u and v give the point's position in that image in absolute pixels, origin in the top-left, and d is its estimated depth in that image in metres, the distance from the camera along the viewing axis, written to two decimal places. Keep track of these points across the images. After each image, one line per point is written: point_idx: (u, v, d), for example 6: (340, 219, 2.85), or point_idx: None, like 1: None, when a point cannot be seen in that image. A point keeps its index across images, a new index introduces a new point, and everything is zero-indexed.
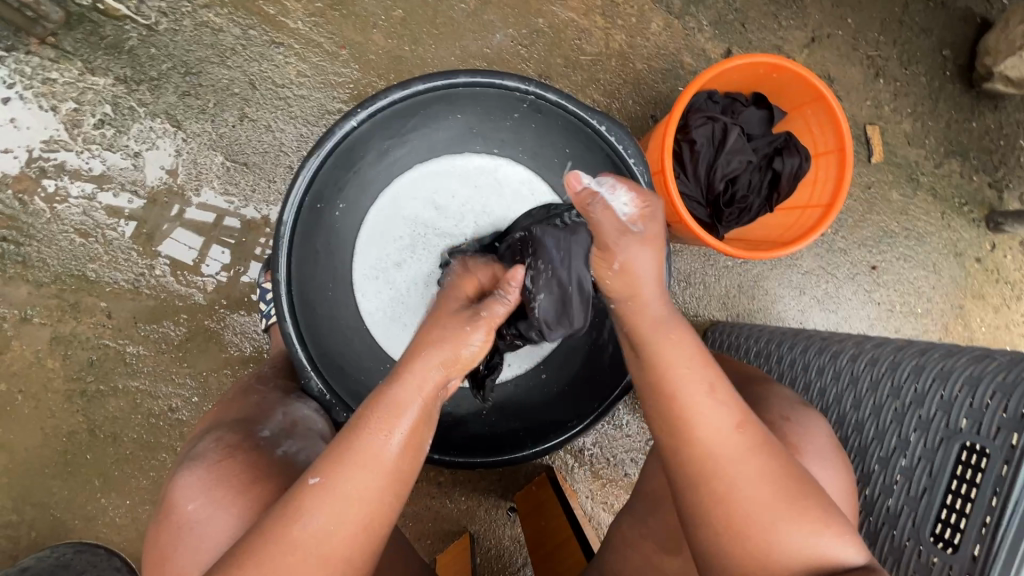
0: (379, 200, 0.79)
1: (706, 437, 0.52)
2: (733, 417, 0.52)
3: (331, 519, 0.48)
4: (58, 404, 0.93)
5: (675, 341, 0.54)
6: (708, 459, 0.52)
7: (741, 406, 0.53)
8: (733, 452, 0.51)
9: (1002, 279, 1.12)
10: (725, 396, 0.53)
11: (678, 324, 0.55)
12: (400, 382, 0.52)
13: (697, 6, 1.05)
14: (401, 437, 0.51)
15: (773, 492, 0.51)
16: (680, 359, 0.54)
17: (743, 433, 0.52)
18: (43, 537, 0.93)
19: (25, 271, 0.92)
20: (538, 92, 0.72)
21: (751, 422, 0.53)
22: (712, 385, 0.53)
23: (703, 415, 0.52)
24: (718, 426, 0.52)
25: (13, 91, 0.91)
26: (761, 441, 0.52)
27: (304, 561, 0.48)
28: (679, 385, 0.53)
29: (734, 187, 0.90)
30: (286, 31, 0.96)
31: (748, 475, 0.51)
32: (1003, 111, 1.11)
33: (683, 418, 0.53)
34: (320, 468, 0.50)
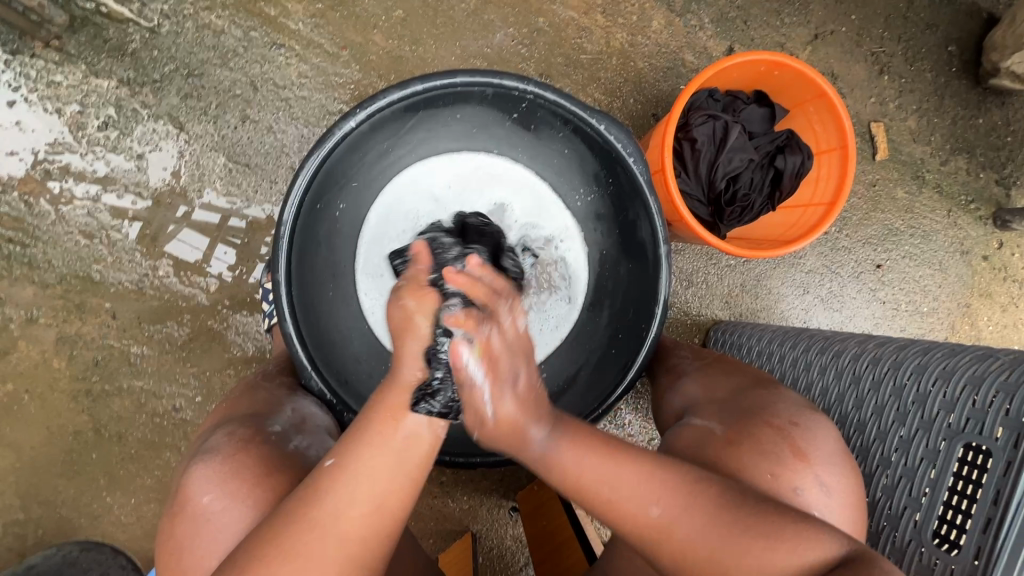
0: (382, 197, 0.81)
1: (638, 529, 0.52)
2: (643, 496, 0.52)
3: (348, 499, 0.49)
4: (64, 403, 0.94)
5: (563, 446, 0.55)
6: (653, 543, 0.51)
7: (644, 481, 0.53)
8: (668, 523, 0.51)
9: (1009, 277, 1.11)
10: (622, 480, 0.53)
11: (558, 432, 0.55)
12: (403, 362, 0.53)
13: (699, 4, 1.05)
14: (409, 426, 0.51)
15: (725, 529, 0.49)
16: (576, 464, 0.54)
17: (661, 504, 0.51)
18: (50, 535, 0.94)
19: (31, 272, 0.93)
20: (537, 91, 0.70)
21: (670, 489, 0.52)
22: (614, 473, 0.53)
23: (621, 506, 0.52)
24: (637, 510, 0.52)
25: (19, 94, 0.92)
26: (680, 502, 0.51)
27: (321, 540, 0.47)
28: (585, 483, 0.54)
29: (736, 186, 0.89)
30: (287, 32, 0.96)
31: (690, 534, 0.50)
32: (1010, 107, 1.10)
33: (617, 518, 0.53)
34: (335, 451, 0.51)
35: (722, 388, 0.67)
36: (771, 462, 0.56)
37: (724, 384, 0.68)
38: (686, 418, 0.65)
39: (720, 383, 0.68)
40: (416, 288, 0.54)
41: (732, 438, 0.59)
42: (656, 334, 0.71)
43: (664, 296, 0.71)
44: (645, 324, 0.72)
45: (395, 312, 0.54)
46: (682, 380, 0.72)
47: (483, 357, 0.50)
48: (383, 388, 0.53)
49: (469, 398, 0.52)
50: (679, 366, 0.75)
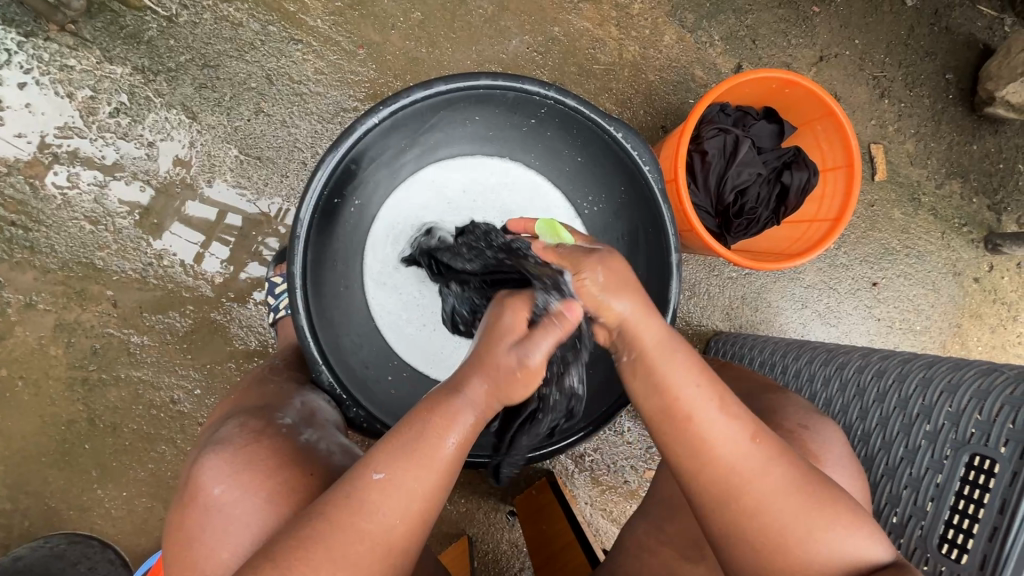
0: (393, 196, 0.81)
1: (723, 463, 0.51)
2: (748, 429, 0.52)
3: (397, 512, 0.49)
4: (59, 391, 0.92)
5: (679, 361, 0.53)
6: (730, 485, 0.51)
7: (751, 418, 0.53)
8: (757, 464, 0.51)
9: (999, 299, 1.14)
10: (735, 409, 0.52)
11: (678, 342, 0.54)
12: (465, 393, 0.50)
13: (710, 21, 1.07)
14: (459, 438, 0.50)
15: (804, 492, 0.51)
16: (686, 380, 0.52)
17: (757, 445, 0.52)
18: (37, 526, 0.91)
19: (32, 257, 0.92)
20: (557, 96, 0.72)
21: (762, 432, 0.53)
22: (721, 401, 0.52)
23: (717, 433, 0.51)
24: (733, 441, 0.51)
25: (30, 77, 0.91)
26: (776, 450, 0.52)
27: (370, 551, 0.48)
28: (690, 405, 0.52)
29: (743, 199, 0.91)
30: (305, 28, 0.97)
31: (773, 488, 0.51)
32: (1003, 135, 1.13)
33: (701, 441, 0.52)
34: (382, 464, 0.50)
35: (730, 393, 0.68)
36: None
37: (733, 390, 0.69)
38: None
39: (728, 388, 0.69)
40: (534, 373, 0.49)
41: None
42: None
43: (674, 304, 0.71)
44: None
45: (509, 360, 0.49)
46: None
47: (556, 230, 0.59)
48: (435, 400, 0.51)
49: (581, 254, 0.54)
50: None
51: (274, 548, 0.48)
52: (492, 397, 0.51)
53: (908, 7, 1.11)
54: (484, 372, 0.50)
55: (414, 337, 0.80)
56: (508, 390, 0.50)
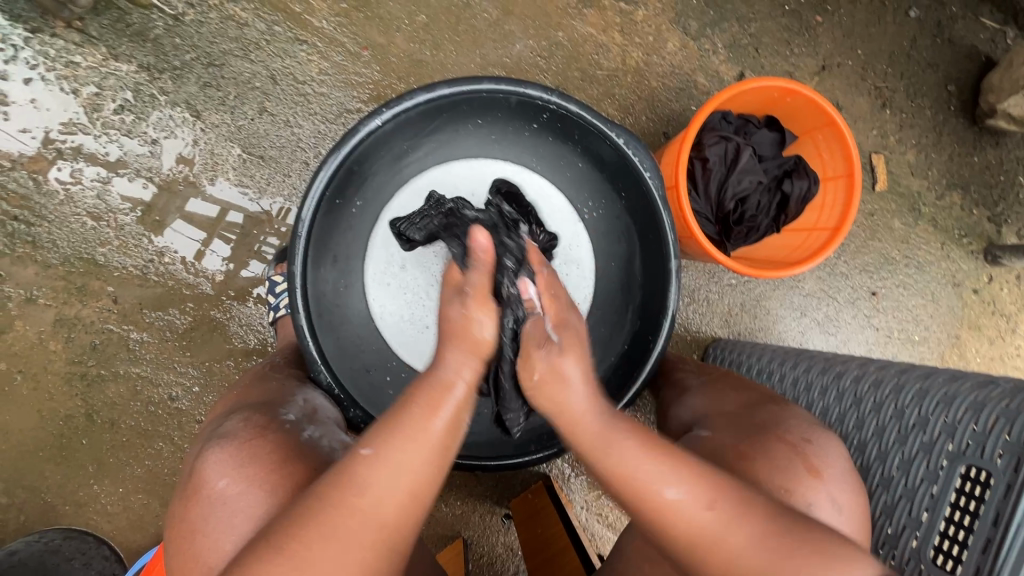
0: (397, 196, 0.81)
1: (689, 536, 0.51)
2: (699, 497, 0.51)
3: (388, 486, 0.49)
4: (58, 386, 0.92)
5: (614, 443, 0.55)
6: (704, 552, 0.51)
7: (704, 483, 0.52)
8: (718, 528, 0.50)
9: (998, 311, 1.14)
10: (682, 478, 0.52)
11: (618, 425, 0.56)
12: (443, 363, 0.55)
13: (713, 28, 1.08)
14: (448, 415, 0.53)
15: (775, 547, 0.49)
16: (629, 461, 0.53)
17: (715, 509, 0.51)
18: (33, 521, 0.91)
19: (34, 251, 0.92)
20: (560, 101, 0.72)
21: (720, 494, 0.51)
22: (672, 474, 0.52)
23: (671, 506, 0.51)
24: (689, 511, 0.51)
25: (36, 72, 0.92)
26: (736, 508, 0.51)
27: (361, 528, 0.48)
28: (639, 483, 0.53)
29: (743, 207, 0.91)
30: (310, 29, 0.97)
31: (740, 546, 0.50)
32: (1003, 147, 1.14)
33: (659, 516, 0.52)
34: (371, 439, 0.51)
35: (732, 403, 0.68)
36: (781, 475, 0.57)
37: (736, 399, 0.69)
38: (694, 430, 0.66)
39: (730, 397, 0.70)
40: (482, 298, 0.58)
41: (742, 448, 0.60)
42: (662, 346, 0.73)
43: (671, 310, 0.72)
44: (652, 337, 0.74)
45: (456, 315, 0.58)
46: (685, 395, 0.73)
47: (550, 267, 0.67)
48: (418, 380, 0.55)
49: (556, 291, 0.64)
50: (686, 379, 0.77)
51: (272, 530, 0.47)
52: (463, 355, 0.56)
53: (911, 18, 1.12)
54: (452, 336, 0.57)
55: (416, 340, 0.80)
56: (466, 335, 0.57)
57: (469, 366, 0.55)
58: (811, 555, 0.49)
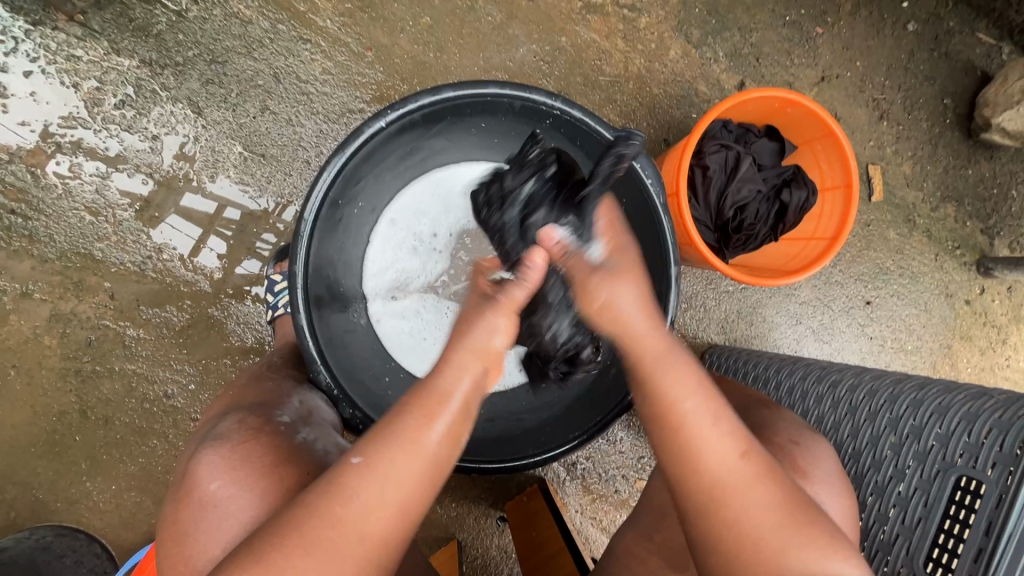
0: (394, 202, 0.83)
1: (711, 473, 0.53)
2: (738, 448, 0.53)
3: (371, 499, 0.49)
4: (52, 382, 0.92)
5: (676, 371, 0.55)
6: (718, 493, 0.52)
7: (744, 437, 0.54)
8: (745, 481, 0.52)
9: (989, 322, 1.16)
10: (730, 427, 0.54)
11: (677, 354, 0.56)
12: (443, 368, 0.53)
13: (715, 37, 1.09)
14: (443, 426, 0.51)
15: (789, 511, 0.52)
16: (687, 390, 0.55)
17: (747, 462, 0.53)
18: (24, 518, 0.90)
19: (30, 245, 0.91)
20: (564, 107, 0.73)
21: (754, 452, 0.54)
22: (715, 416, 0.54)
23: (711, 445, 0.53)
24: (725, 457, 0.53)
25: (36, 65, 0.91)
26: (766, 469, 0.53)
27: (343, 540, 0.48)
28: (687, 418, 0.54)
29: (743, 215, 0.92)
30: (314, 28, 0.97)
31: (758, 504, 0.52)
32: (997, 161, 1.15)
33: (692, 448, 0.53)
34: (362, 448, 0.51)
35: None
36: None
37: (728, 404, 0.70)
38: None
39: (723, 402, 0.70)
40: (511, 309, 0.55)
41: None
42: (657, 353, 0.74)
43: (671, 315, 0.73)
44: None
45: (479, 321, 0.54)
46: None
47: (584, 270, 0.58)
48: (417, 385, 0.53)
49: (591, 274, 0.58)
50: None
51: (259, 541, 0.48)
52: (466, 363, 0.53)
53: (909, 32, 1.13)
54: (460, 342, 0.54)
55: (417, 344, 0.82)
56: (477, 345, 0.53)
57: (470, 373, 0.53)
58: (809, 532, 0.51)
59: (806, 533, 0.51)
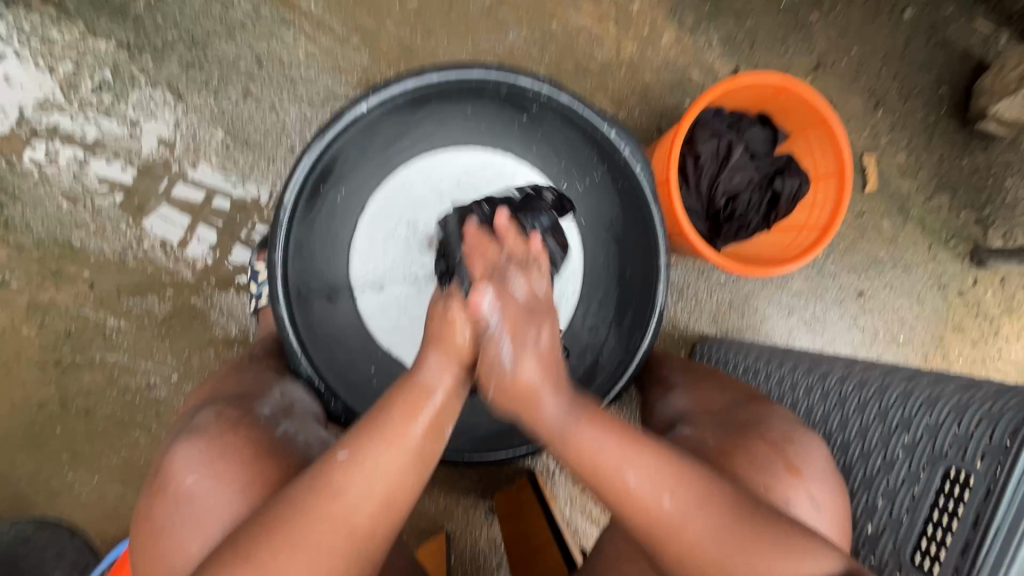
0: (382, 189, 0.78)
1: (649, 518, 0.51)
2: (666, 485, 0.51)
3: (362, 492, 0.48)
4: (31, 373, 0.90)
5: (587, 430, 0.53)
6: (662, 537, 0.51)
7: (673, 470, 0.52)
8: (682, 517, 0.50)
9: (982, 314, 1.15)
10: (650, 462, 0.52)
11: (578, 413, 0.54)
12: (422, 365, 0.54)
13: (709, 23, 1.07)
14: (425, 421, 0.51)
15: (734, 533, 0.50)
16: (602, 447, 0.52)
17: (677, 499, 0.51)
18: (4, 511, 0.89)
19: (7, 234, 0.89)
20: (551, 92, 0.71)
21: (684, 477, 0.52)
22: (634, 461, 0.52)
23: (636, 491, 0.51)
24: (655, 500, 0.51)
25: (10, 48, 0.89)
26: (703, 497, 0.51)
27: (333, 535, 0.47)
28: (603, 466, 0.52)
29: (734, 204, 0.91)
30: (298, 11, 0.95)
31: (706, 531, 0.50)
32: (992, 151, 1.14)
33: (619, 497, 0.52)
34: (349, 442, 0.50)
35: (714, 401, 0.68)
36: (761, 475, 0.57)
37: (719, 399, 0.68)
38: (677, 427, 0.66)
39: (714, 396, 0.69)
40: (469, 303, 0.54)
41: (724, 447, 0.59)
42: (650, 344, 0.73)
43: (660, 305, 0.72)
44: (639, 336, 0.74)
45: (442, 318, 0.55)
46: (671, 392, 0.72)
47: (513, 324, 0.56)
48: (399, 384, 0.54)
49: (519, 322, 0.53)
50: (670, 377, 0.76)
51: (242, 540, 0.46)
52: (445, 362, 0.54)
53: (905, 20, 1.12)
54: (436, 340, 0.55)
55: (407, 335, 0.78)
56: (448, 341, 0.54)
57: (450, 373, 0.53)
58: (766, 548, 0.50)
59: (757, 545, 0.50)
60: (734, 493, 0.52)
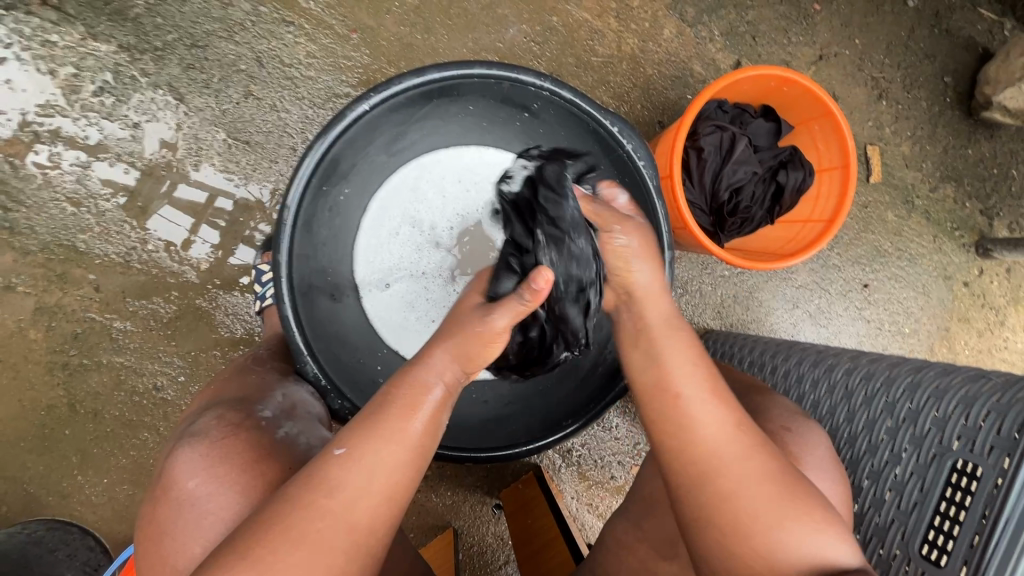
0: (384, 188, 0.79)
1: (704, 440, 0.53)
2: (733, 419, 0.54)
3: (361, 487, 0.48)
4: (39, 376, 0.91)
5: (676, 351, 0.58)
6: (708, 463, 0.53)
7: (739, 412, 0.55)
8: (737, 454, 0.52)
9: (987, 304, 1.14)
10: (725, 400, 0.55)
11: (676, 334, 0.59)
12: (426, 362, 0.53)
13: (710, 15, 1.06)
14: (425, 417, 0.52)
15: (777, 489, 0.51)
16: (682, 372, 0.56)
17: (740, 434, 0.53)
18: (16, 512, 0.90)
19: (11, 238, 0.90)
20: (554, 88, 0.71)
21: (748, 424, 0.54)
22: (714, 391, 0.55)
23: (703, 413, 0.54)
24: (718, 425, 0.54)
25: (10, 52, 0.89)
26: (759, 446, 0.53)
27: (332, 531, 0.47)
28: (681, 387, 0.56)
29: (738, 198, 0.91)
30: (297, 10, 0.94)
31: (748, 475, 0.51)
32: (997, 140, 1.13)
33: (684, 416, 0.55)
34: (345, 439, 0.50)
35: None
36: None
37: None
38: None
39: None
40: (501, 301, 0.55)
41: None
42: None
43: None
44: None
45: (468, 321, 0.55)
46: None
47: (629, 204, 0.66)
48: (400, 375, 0.54)
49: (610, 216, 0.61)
50: None
51: (239, 537, 0.46)
52: (446, 360, 0.53)
53: (909, 8, 1.11)
54: (444, 335, 0.55)
55: (413, 333, 0.78)
56: (463, 341, 0.54)
57: (452, 372, 0.53)
58: (800, 505, 0.50)
59: (803, 505, 0.50)
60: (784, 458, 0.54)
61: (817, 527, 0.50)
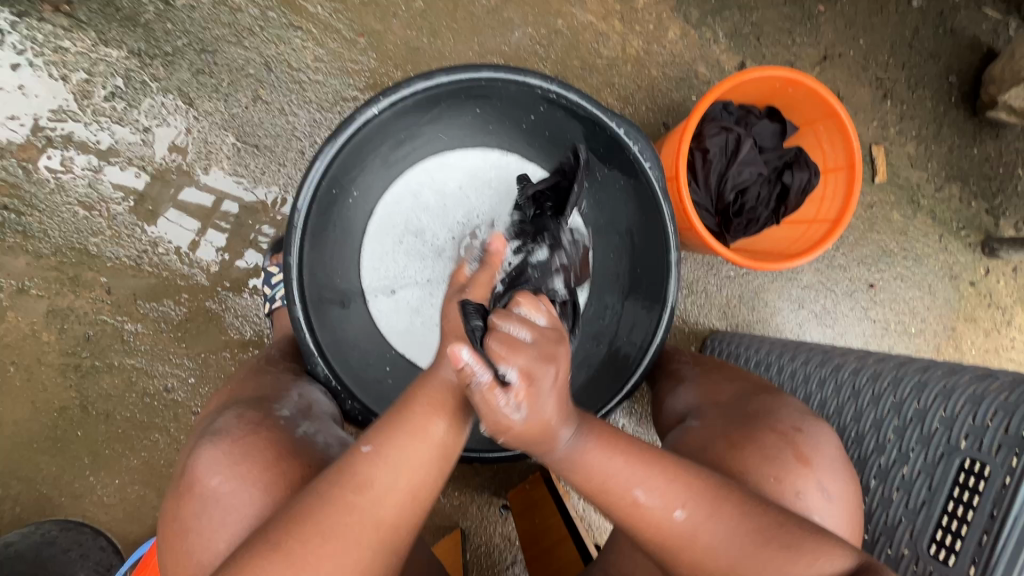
0: (389, 193, 0.81)
1: (658, 534, 0.52)
2: (671, 500, 0.51)
3: (389, 484, 0.49)
4: (51, 377, 0.92)
5: (593, 454, 0.52)
6: (676, 547, 0.52)
7: (677, 483, 0.52)
8: (692, 531, 0.51)
9: (994, 303, 1.14)
10: (655, 483, 0.52)
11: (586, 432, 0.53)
12: (442, 362, 0.53)
13: (714, 17, 1.06)
14: (450, 415, 0.52)
15: (744, 539, 0.51)
16: (611, 470, 0.52)
17: (686, 512, 0.51)
18: (29, 512, 0.91)
19: (25, 241, 0.91)
20: (561, 90, 0.71)
21: (689, 494, 0.52)
22: (642, 480, 0.52)
23: (646, 510, 0.52)
24: (665, 516, 0.51)
25: (23, 58, 0.90)
26: (711, 505, 0.52)
27: (361, 527, 0.48)
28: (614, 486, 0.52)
29: (743, 199, 0.92)
30: (305, 15, 0.95)
31: (716, 540, 0.51)
32: (1003, 139, 1.13)
33: (631, 516, 0.52)
34: (371, 437, 0.51)
35: (725, 393, 0.68)
36: (775, 465, 0.57)
37: (730, 390, 0.69)
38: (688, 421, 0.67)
39: (723, 387, 0.70)
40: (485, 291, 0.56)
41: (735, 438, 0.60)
42: (661, 338, 0.72)
43: (671, 301, 0.71)
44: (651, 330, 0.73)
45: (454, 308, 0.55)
46: (682, 386, 0.73)
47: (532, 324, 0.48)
48: (423, 375, 0.54)
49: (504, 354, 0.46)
50: (682, 369, 0.76)
51: (270, 532, 0.47)
52: None
53: (913, 8, 1.11)
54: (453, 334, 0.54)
55: (420, 335, 0.81)
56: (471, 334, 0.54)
57: None
58: (794, 542, 0.50)
59: (785, 554, 0.50)
60: (745, 500, 0.52)
61: (815, 552, 0.50)
